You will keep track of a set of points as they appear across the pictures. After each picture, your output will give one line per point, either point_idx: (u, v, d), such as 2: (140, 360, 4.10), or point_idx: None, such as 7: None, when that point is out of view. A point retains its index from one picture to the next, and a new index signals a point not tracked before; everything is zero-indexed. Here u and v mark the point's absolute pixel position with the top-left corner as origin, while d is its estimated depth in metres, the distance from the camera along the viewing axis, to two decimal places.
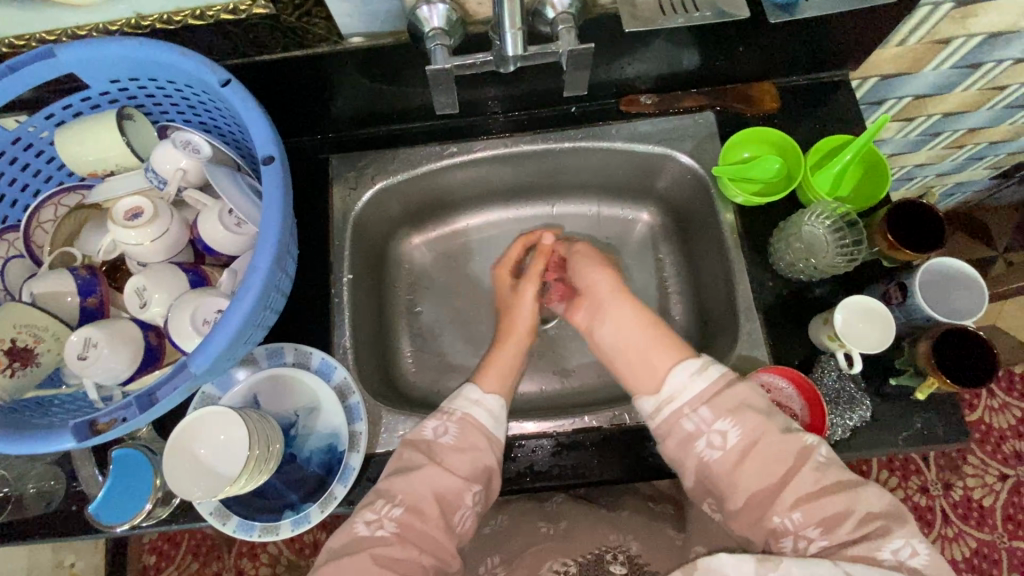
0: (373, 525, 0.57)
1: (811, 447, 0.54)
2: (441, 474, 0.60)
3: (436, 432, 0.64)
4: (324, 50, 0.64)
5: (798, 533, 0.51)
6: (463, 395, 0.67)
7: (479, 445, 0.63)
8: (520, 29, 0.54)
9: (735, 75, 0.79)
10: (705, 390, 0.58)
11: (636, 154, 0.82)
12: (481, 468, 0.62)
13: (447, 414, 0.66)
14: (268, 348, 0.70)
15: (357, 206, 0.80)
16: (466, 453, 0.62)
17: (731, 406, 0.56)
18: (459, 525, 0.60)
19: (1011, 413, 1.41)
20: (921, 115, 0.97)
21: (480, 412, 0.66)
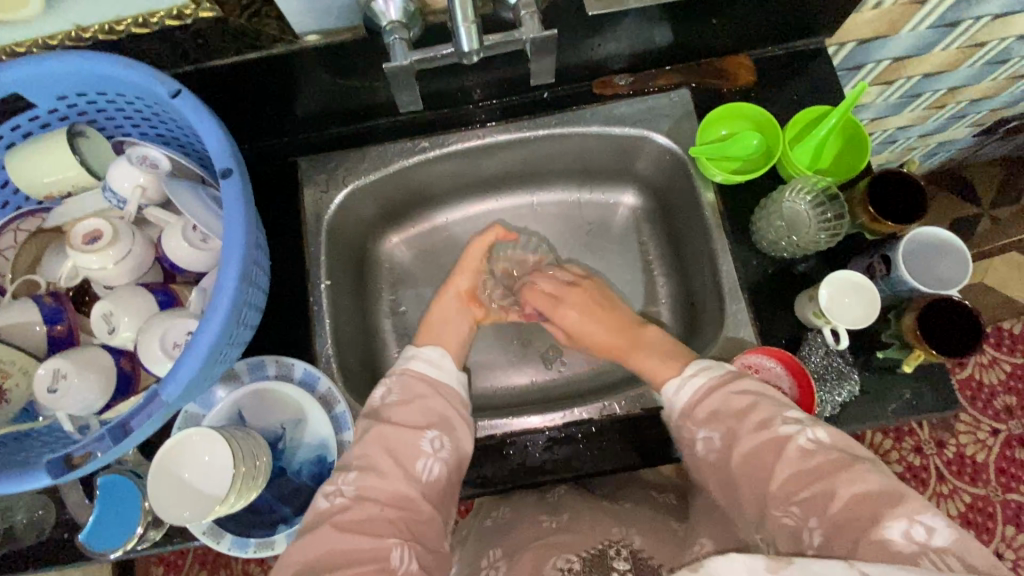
0: (331, 492, 0.58)
1: (789, 435, 0.53)
2: (389, 427, 0.62)
3: (384, 394, 0.66)
4: (279, 51, 0.62)
5: (805, 529, 0.49)
6: (404, 356, 0.71)
7: (425, 393, 0.66)
8: (473, 23, 0.53)
9: (710, 49, 0.77)
10: (699, 393, 0.61)
11: (611, 138, 0.80)
12: (431, 412, 0.65)
13: (394, 374, 0.69)
14: (248, 362, 0.69)
15: (329, 211, 0.77)
16: (414, 403, 0.65)
17: (720, 407, 0.59)
18: (423, 475, 0.61)
19: (1001, 368, 1.43)
20: (901, 78, 0.95)
21: (421, 365, 0.70)
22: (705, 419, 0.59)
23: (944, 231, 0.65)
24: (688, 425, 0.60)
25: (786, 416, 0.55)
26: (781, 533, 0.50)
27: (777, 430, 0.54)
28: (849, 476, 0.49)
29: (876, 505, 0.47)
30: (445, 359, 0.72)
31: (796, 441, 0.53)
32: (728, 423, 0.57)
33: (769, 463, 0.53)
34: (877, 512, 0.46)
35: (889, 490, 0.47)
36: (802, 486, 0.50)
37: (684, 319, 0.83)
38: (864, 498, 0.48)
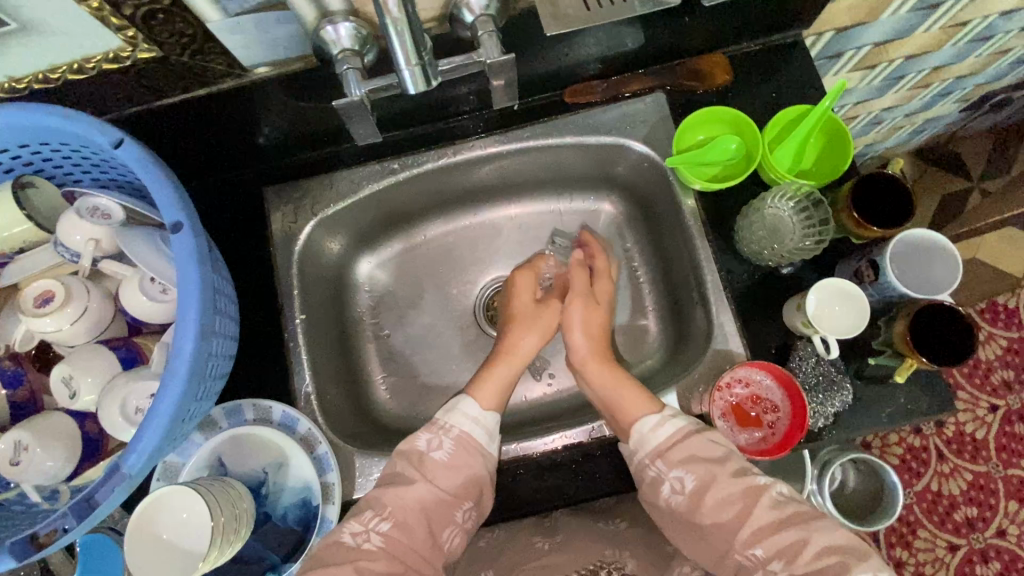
0: (360, 537, 0.59)
1: (764, 486, 0.57)
2: (430, 491, 0.62)
3: (431, 445, 0.65)
4: (229, 85, 0.59)
5: (765, 569, 0.54)
6: (461, 410, 0.68)
7: (477, 459, 0.65)
8: (418, 65, 0.49)
9: (685, 48, 0.73)
10: (673, 435, 0.62)
11: (587, 147, 0.78)
12: (471, 485, 0.64)
13: (448, 433, 0.67)
14: (225, 407, 0.67)
15: (299, 244, 0.74)
16: (459, 473, 0.64)
17: (705, 447, 0.60)
18: (446, 544, 0.63)
19: (998, 344, 1.41)
20: (883, 62, 0.92)
21: (477, 431, 0.67)
22: (696, 450, 0.60)
23: (933, 232, 0.63)
24: (670, 460, 0.61)
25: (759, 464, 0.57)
26: None
27: (754, 480, 0.58)
28: (820, 528, 0.54)
29: (842, 558, 0.52)
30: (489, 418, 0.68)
31: (770, 494, 0.57)
32: (708, 467, 0.59)
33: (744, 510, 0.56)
34: (843, 564, 0.52)
35: (853, 546, 0.53)
36: (769, 536, 0.55)
37: (672, 327, 0.81)
38: (830, 551, 0.53)
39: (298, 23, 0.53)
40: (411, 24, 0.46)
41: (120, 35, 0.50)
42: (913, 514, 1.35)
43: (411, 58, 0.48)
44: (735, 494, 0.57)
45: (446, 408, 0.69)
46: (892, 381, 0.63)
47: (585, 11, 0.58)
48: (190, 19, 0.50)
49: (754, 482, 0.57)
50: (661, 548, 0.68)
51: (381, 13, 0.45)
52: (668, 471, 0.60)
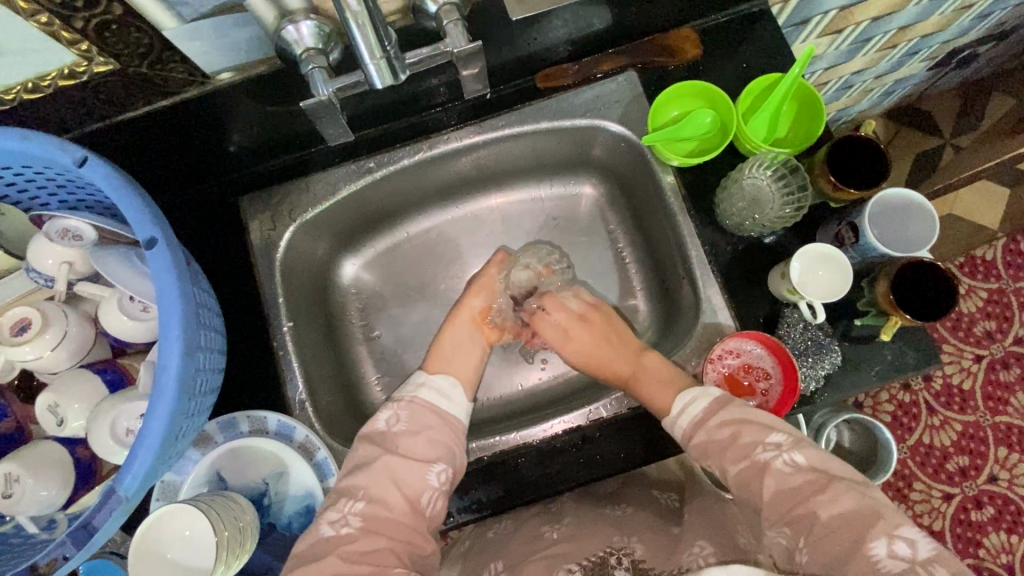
0: (338, 524, 0.59)
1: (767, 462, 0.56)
2: (398, 459, 0.63)
3: (390, 421, 0.66)
4: (192, 94, 0.58)
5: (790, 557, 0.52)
6: (410, 382, 0.71)
7: (434, 425, 0.67)
8: (382, 58, 0.48)
9: (653, 24, 0.73)
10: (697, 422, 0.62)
11: (564, 132, 0.77)
12: (439, 445, 0.65)
13: (398, 400, 0.69)
14: (219, 421, 0.66)
15: (280, 251, 0.73)
16: (421, 435, 0.65)
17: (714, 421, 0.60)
18: (427, 510, 0.63)
19: (979, 296, 1.44)
20: (850, 25, 0.93)
21: (427, 394, 0.69)
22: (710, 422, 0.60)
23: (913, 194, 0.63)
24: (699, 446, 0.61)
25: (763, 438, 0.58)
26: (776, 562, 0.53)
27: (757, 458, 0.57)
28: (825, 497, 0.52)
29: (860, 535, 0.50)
30: (453, 389, 0.71)
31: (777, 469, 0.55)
32: (716, 463, 0.59)
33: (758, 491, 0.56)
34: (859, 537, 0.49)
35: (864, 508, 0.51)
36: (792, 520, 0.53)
37: (661, 304, 0.82)
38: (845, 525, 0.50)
39: (258, 25, 0.52)
40: (372, 18, 0.45)
41: (73, 50, 0.48)
42: (908, 468, 1.39)
43: (376, 52, 0.47)
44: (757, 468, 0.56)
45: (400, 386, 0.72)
46: (878, 340, 0.64)
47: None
48: (144, 28, 0.48)
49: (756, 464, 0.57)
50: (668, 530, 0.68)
51: (341, 9, 0.44)
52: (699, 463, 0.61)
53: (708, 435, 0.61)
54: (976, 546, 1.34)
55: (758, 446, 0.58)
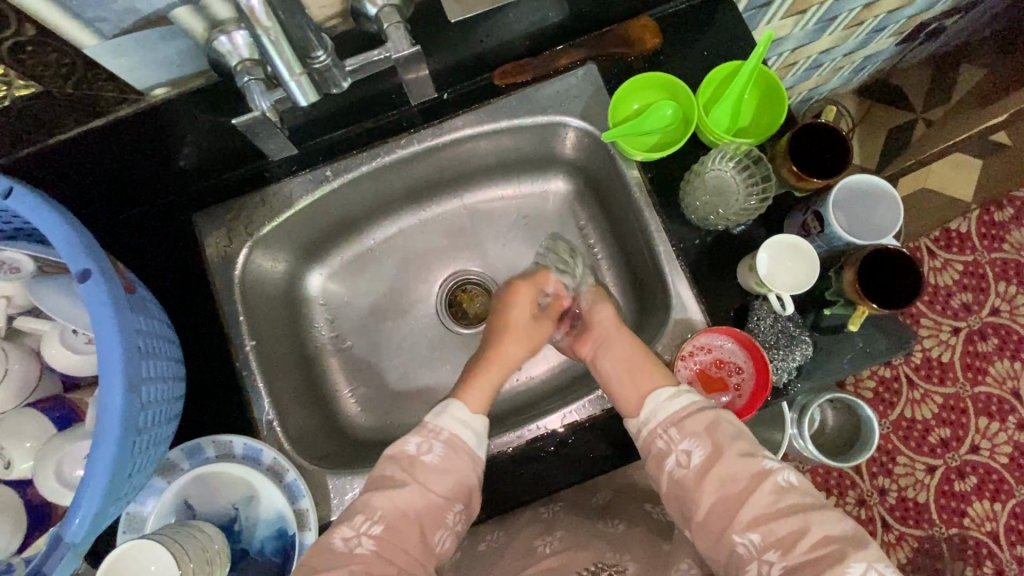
0: (352, 541, 0.59)
1: (771, 471, 0.57)
2: (421, 495, 0.62)
3: (421, 449, 0.64)
4: (127, 112, 0.55)
5: (762, 560, 0.53)
6: (451, 413, 0.67)
7: (462, 468, 0.64)
8: (304, 73, 0.47)
9: (609, 15, 0.71)
10: (680, 411, 0.61)
11: (526, 129, 0.75)
12: (461, 485, 0.63)
13: (435, 432, 0.66)
14: (183, 448, 0.64)
15: (239, 268, 0.71)
16: (449, 472, 0.63)
17: (703, 427, 0.60)
18: (436, 547, 0.62)
19: (954, 269, 1.46)
20: (813, 5, 0.92)
21: (468, 433, 0.66)
22: (697, 430, 0.60)
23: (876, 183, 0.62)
24: (682, 431, 0.60)
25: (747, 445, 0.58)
26: (745, 566, 0.54)
27: (761, 462, 0.57)
28: (820, 518, 0.54)
29: (841, 546, 0.52)
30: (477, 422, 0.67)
31: (775, 479, 0.56)
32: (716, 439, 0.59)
33: (745, 492, 0.56)
34: (839, 552, 0.51)
35: (851, 534, 0.53)
36: (768, 523, 0.54)
37: (634, 300, 0.81)
38: (827, 540, 0.52)
39: (188, 37, 0.49)
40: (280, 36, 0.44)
41: None
42: (891, 443, 1.40)
43: (296, 67, 0.46)
44: (740, 474, 0.57)
45: (436, 412, 0.68)
46: (847, 329, 0.63)
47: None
48: (63, 47, 0.45)
49: (759, 467, 0.57)
50: (658, 546, 0.67)
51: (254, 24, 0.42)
52: (676, 445, 0.60)
53: (703, 428, 0.60)
54: (960, 515, 1.36)
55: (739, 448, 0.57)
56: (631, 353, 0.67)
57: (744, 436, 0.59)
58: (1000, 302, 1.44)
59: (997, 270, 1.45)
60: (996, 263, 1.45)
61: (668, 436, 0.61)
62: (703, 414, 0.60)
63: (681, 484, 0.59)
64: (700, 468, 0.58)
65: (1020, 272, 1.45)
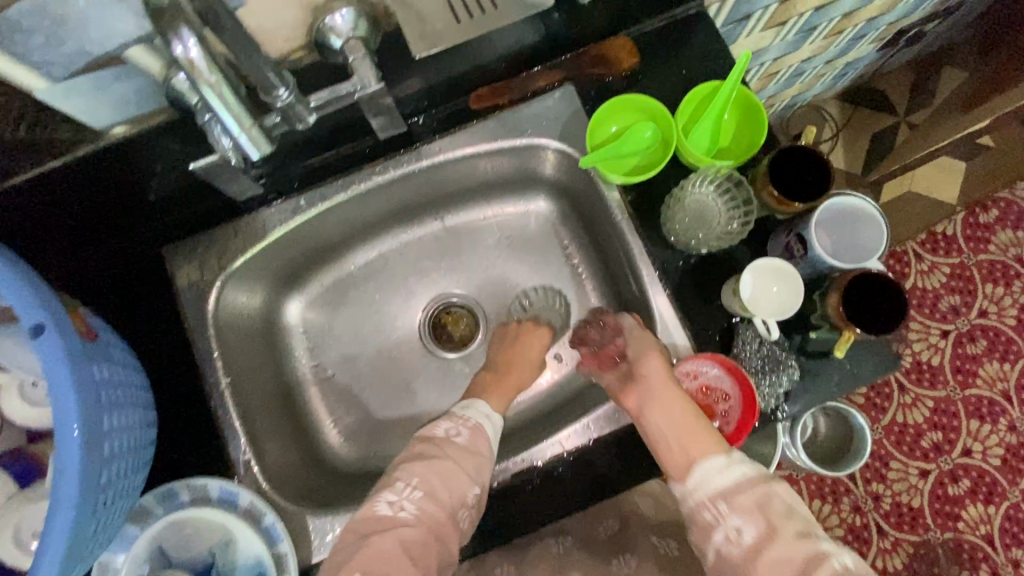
0: (396, 506, 0.60)
1: (828, 553, 0.49)
2: (446, 468, 0.63)
3: (450, 432, 0.66)
4: (86, 151, 0.53)
5: None
6: (478, 407, 0.70)
7: (484, 453, 0.66)
8: (249, 127, 0.44)
9: (585, 36, 0.69)
10: (730, 484, 0.54)
11: (504, 153, 0.73)
12: (475, 472, 0.63)
13: (466, 419, 0.68)
14: (156, 493, 0.62)
15: (212, 302, 0.68)
16: (471, 454, 0.65)
17: (754, 501, 0.52)
18: (460, 523, 0.62)
19: (941, 272, 1.46)
20: (793, 16, 0.91)
21: (491, 424, 0.69)
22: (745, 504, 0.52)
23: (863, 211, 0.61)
24: (731, 507, 0.53)
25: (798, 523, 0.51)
26: None
27: (817, 546, 0.50)
28: None
29: None
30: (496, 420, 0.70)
31: (833, 563, 0.48)
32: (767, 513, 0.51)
33: None
34: None
35: None
36: None
37: None
38: None
39: (145, 75, 0.47)
40: (235, 82, 0.43)
41: None
42: (884, 448, 1.40)
43: (242, 116, 0.44)
44: (794, 557, 0.49)
45: (463, 405, 0.71)
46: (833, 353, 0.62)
47: (455, 24, 0.50)
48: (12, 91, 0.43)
49: (816, 549, 0.49)
50: None
51: (194, 77, 0.39)
52: (724, 521, 0.53)
53: (754, 505, 0.52)
54: (955, 519, 1.36)
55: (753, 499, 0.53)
56: (681, 413, 0.60)
57: (798, 513, 0.52)
58: (988, 304, 1.44)
59: (984, 272, 1.45)
60: (983, 265, 1.46)
61: (717, 510, 0.53)
62: (757, 489, 0.53)
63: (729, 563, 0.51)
64: (750, 549, 0.51)
65: (1007, 273, 1.45)
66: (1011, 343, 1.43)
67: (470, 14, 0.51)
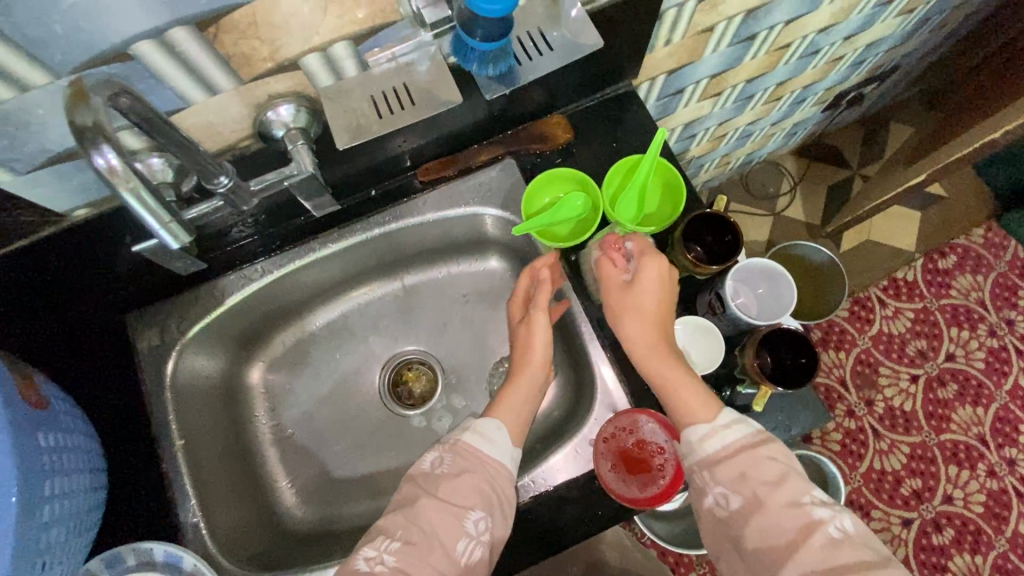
0: (374, 562, 0.56)
1: (820, 521, 0.49)
2: (435, 503, 0.58)
3: (433, 462, 0.62)
4: (48, 233, 0.58)
5: None
6: (466, 425, 0.66)
7: (474, 471, 0.61)
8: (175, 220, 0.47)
9: (523, 116, 0.76)
10: (723, 450, 0.55)
11: (453, 218, 0.79)
12: (475, 492, 0.60)
13: (444, 442, 0.64)
14: (103, 557, 0.63)
15: (171, 367, 0.72)
16: (462, 479, 0.60)
17: (745, 470, 0.53)
18: (465, 556, 0.57)
19: (906, 317, 1.48)
20: (726, 88, 0.99)
21: (479, 442, 0.63)
22: (735, 476, 0.53)
23: (768, 267, 0.67)
24: (716, 475, 0.54)
25: (814, 495, 0.51)
26: None
27: (769, 483, 0.52)
28: None
29: None
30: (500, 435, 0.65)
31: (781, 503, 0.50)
32: (756, 486, 0.52)
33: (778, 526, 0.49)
34: None
35: None
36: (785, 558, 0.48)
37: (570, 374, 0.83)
38: None
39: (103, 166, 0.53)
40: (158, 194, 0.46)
41: None
42: (864, 497, 1.38)
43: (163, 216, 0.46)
44: (785, 526, 0.50)
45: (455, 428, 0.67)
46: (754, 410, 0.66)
47: (376, 117, 0.54)
48: None
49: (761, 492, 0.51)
50: None
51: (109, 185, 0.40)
52: (711, 487, 0.54)
53: (736, 474, 0.53)
54: (943, 571, 1.33)
55: (795, 491, 0.51)
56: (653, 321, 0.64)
57: (787, 478, 0.52)
58: (954, 348, 1.46)
59: (948, 317, 1.49)
60: (946, 309, 1.49)
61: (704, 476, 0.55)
62: (755, 462, 0.53)
63: (724, 525, 0.54)
64: (739, 515, 0.52)
65: (970, 317, 1.48)
66: (981, 387, 1.44)
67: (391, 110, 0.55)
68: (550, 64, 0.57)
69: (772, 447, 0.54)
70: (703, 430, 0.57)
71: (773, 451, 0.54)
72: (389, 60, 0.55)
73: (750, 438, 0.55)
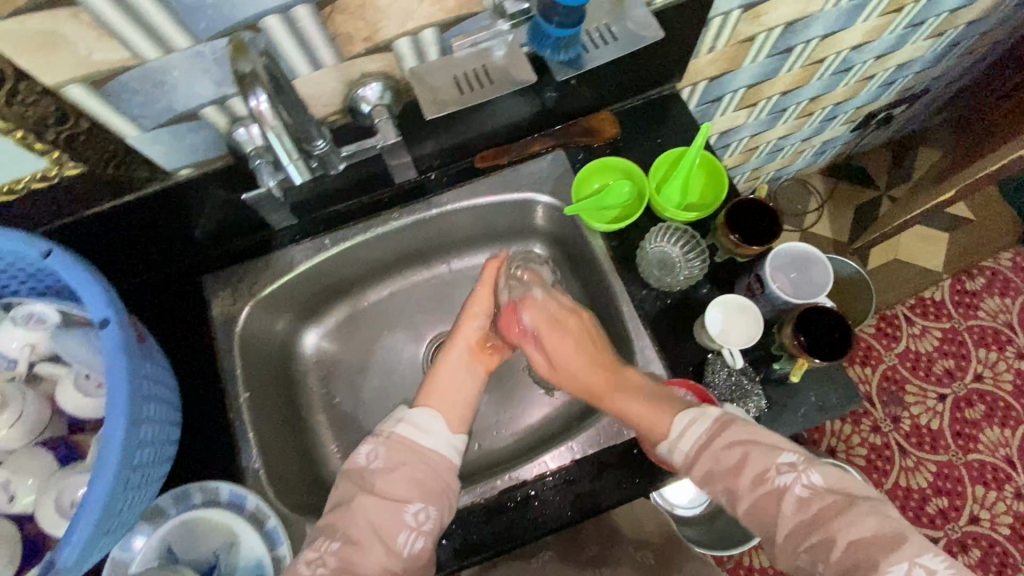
0: (314, 564, 0.58)
1: (785, 485, 0.56)
2: (374, 501, 0.62)
3: (370, 457, 0.66)
4: (155, 188, 0.63)
5: None
6: (404, 419, 0.69)
7: (409, 463, 0.65)
8: (300, 157, 0.57)
9: (575, 112, 0.82)
10: (692, 449, 0.62)
11: (504, 204, 0.84)
12: (416, 484, 0.64)
13: (377, 436, 0.68)
14: (172, 494, 0.68)
15: (240, 325, 0.77)
16: (398, 473, 0.64)
17: (716, 465, 0.60)
18: (405, 547, 0.61)
19: (933, 336, 1.49)
20: (761, 100, 1.04)
21: (413, 434, 0.68)
22: (703, 474, 0.61)
23: (803, 252, 0.72)
24: (688, 477, 0.62)
25: (779, 463, 0.57)
26: None
27: None
28: None
29: None
30: (434, 422, 0.70)
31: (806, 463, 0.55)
32: (725, 483, 0.59)
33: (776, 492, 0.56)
34: None
35: None
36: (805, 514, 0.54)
37: None
38: None
39: (211, 129, 0.60)
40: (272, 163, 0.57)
41: (46, 158, 0.55)
42: None
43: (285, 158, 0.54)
44: (759, 504, 0.57)
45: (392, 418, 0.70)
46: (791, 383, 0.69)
47: (458, 92, 0.60)
48: (109, 136, 0.55)
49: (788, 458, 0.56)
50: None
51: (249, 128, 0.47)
52: (691, 491, 0.62)
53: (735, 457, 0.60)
54: None
55: (759, 467, 0.58)
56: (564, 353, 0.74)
57: (750, 458, 0.58)
58: (982, 369, 1.47)
59: (975, 337, 1.49)
60: (974, 330, 1.50)
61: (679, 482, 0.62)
62: (726, 449, 0.60)
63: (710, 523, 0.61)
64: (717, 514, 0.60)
65: (999, 339, 1.49)
66: (1009, 409, 1.43)
67: (471, 87, 0.61)
68: (609, 52, 0.64)
69: (731, 434, 0.60)
70: (666, 443, 0.63)
71: (733, 437, 0.60)
72: (470, 46, 0.61)
73: (707, 432, 0.62)
